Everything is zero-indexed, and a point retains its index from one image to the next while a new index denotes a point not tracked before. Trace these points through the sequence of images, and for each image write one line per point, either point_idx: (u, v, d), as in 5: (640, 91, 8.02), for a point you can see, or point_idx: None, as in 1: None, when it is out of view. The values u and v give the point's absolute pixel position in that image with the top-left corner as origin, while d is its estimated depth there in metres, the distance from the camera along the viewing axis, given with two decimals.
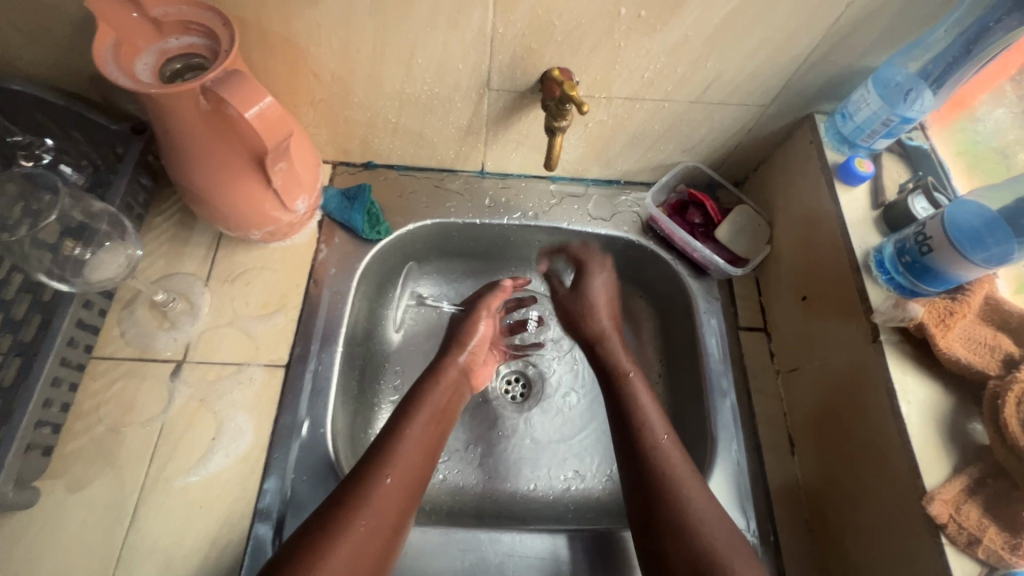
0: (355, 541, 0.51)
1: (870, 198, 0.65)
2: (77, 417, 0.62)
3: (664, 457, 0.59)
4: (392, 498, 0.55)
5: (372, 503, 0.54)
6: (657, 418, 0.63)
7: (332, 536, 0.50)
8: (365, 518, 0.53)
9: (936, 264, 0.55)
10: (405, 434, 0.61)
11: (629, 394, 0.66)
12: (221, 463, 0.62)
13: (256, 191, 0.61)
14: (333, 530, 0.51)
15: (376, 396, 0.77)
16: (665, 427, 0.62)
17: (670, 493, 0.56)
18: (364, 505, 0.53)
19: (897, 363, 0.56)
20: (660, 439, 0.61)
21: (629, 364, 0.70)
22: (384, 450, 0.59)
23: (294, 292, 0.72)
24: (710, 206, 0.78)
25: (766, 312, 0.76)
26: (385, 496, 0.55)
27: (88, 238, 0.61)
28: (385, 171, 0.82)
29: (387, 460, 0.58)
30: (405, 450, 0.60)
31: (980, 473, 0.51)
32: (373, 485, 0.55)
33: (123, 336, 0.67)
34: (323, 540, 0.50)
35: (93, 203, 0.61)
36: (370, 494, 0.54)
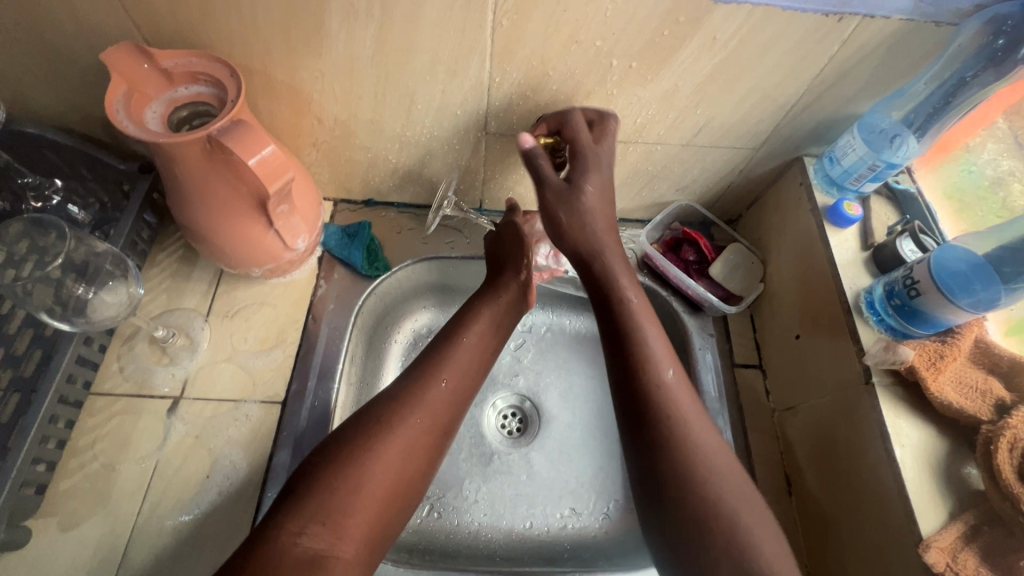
0: (405, 438, 0.53)
1: (860, 239, 0.67)
2: (72, 453, 0.63)
3: (667, 407, 0.54)
4: (445, 402, 0.57)
5: (426, 405, 0.56)
6: (661, 353, 0.58)
7: (380, 434, 0.52)
8: (417, 420, 0.55)
9: (924, 307, 0.56)
10: (462, 339, 0.63)
11: (627, 326, 0.59)
12: (215, 501, 0.62)
13: (258, 230, 0.63)
14: (380, 427, 0.53)
15: (381, 375, 0.81)
16: (668, 362, 0.57)
17: (670, 433, 0.53)
18: (414, 404, 0.55)
19: (889, 407, 0.56)
20: (664, 377, 0.56)
21: (626, 278, 0.63)
22: (439, 355, 0.61)
23: (293, 328, 0.73)
24: (704, 244, 0.79)
25: (761, 349, 0.76)
26: (438, 397, 0.57)
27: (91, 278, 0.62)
28: (385, 208, 0.84)
29: (442, 364, 0.60)
30: (461, 354, 0.62)
31: (977, 521, 0.50)
32: (429, 388, 0.57)
33: (122, 371, 0.67)
34: (373, 439, 0.52)
35: (98, 244, 0.62)
36: (424, 396, 0.56)
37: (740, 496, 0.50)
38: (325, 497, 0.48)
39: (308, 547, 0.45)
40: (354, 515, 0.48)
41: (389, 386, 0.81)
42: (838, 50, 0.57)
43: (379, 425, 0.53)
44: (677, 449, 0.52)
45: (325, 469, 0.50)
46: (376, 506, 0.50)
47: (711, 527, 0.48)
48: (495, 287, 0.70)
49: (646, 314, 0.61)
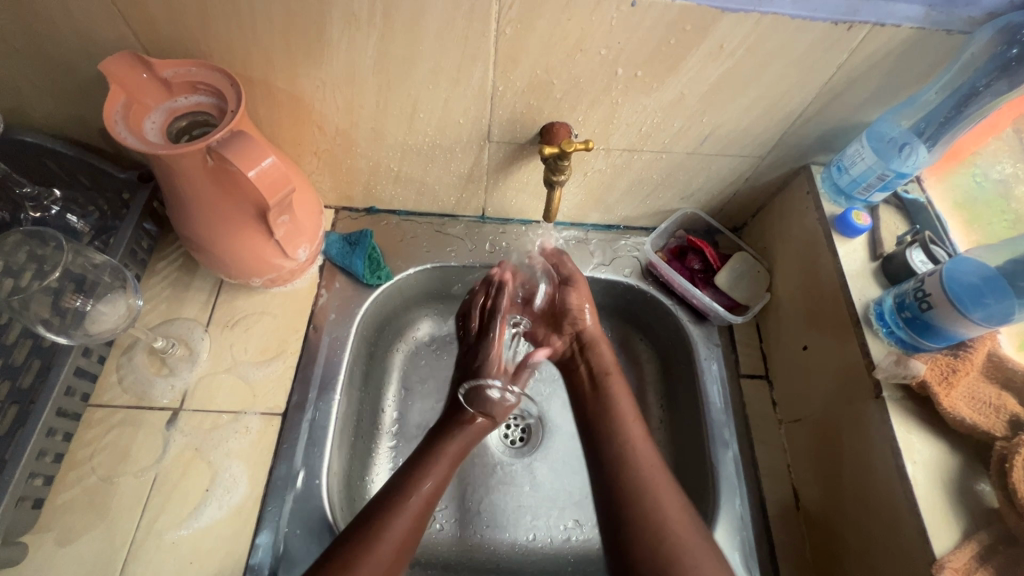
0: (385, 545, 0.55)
1: (869, 249, 0.66)
2: (71, 466, 0.62)
3: (647, 484, 0.58)
4: (423, 505, 0.60)
5: (386, 538, 0.55)
6: (639, 440, 0.63)
7: (352, 571, 0.52)
8: (380, 550, 0.54)
9: (935, 321, 0.55)
10: (435, 459, 0.64)
11: (616, 413, 0.65)
12: (214, 515, 0.61)
13: (258, 241, 0.62)
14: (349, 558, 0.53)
15: (381, 392, 0.80)
16: (652, 452, 0.62)
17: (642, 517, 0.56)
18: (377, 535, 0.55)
19: (901, 421, 0.55)
20: (642, 461, 0.61)
21: (610, 362, 0.72)
22: (421, 461, 0.63)
23: (293, 338, 0.72)
24: (709, 253, 0.78)
25: (767, 360, 0.75)
26: (403, 524, 0.57)
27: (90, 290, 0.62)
28: (387, 216, 0.83)
29: (415, 486, 0.60)
30: (432, 474, 0.62)
31: (991, 540, 0.49)
32: (411, 493, 0.60)
33: (121, 383, 0.67)
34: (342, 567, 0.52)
35: (96, 255, 0.62)
36: (410, 497, 0.59)
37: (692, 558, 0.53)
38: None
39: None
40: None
41: (389, 407, 0.80)
42: (847, 59, 0.56)
43: (357, 548, 0.54)
44: (648, 530, 0.55)
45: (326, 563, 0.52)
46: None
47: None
48: (460, 407, 0.71)
49: (625, 394, 0.68)
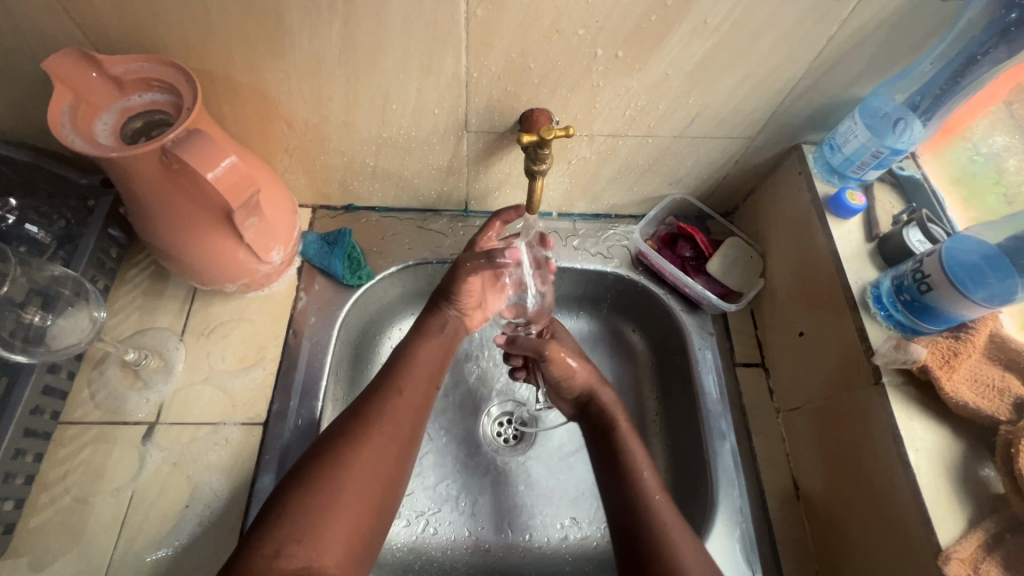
0: (372, 452, 0.52)
1: (864, 230, 0.63)
2: (42, 487, 0.59)
3: (661, 517, 0.53)
4: (412, 408, 0.56)
5: (387, 416, 0.54)
6: (643, 459, 0.59)
7: (318, 484, 0.48)
8: (382, 433, 0.53)
9: (935, 302, 0.53)
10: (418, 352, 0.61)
11: (623, 448, 0.60)
12: (194, 532, 0.59)
13: (227, 244, 0.59)
14: (356, 439, 0.52)
15: (366, 397, 0.77)
16: (659, 482, 0.57)
17: (659, 539, 0.52)
18: (380, 414, 0.54)
19: (901, 408, 0.53)
20: (652, 497, 0.55)
21: (623, 414, 0.63)
22: (394, 366, 0.59)
23: (273, 344, 0.70)
24: (700, 239, 0.76)
25: (763, 347, 0.74)
26: (400, 401, 0.56)
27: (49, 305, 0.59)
28: (366, 214, 0.80)
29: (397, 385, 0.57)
30: (409, 376, 0.59)
31: (998, 528, 0.47)
32: (389, 398, 0.56)
33: (93, 398, 0.64)
34: (345, 448, 0.51)
35: (52, 268, 0.59)
36: (387, 408, 0.55)
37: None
38: (326, 486, 0.48)
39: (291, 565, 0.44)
40: (347, 493, 0.49)
41: None
42: (837, 31, 0.53)
43: (366, 420, 0.53)
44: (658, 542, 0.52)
45: (298, 482, 0.49)
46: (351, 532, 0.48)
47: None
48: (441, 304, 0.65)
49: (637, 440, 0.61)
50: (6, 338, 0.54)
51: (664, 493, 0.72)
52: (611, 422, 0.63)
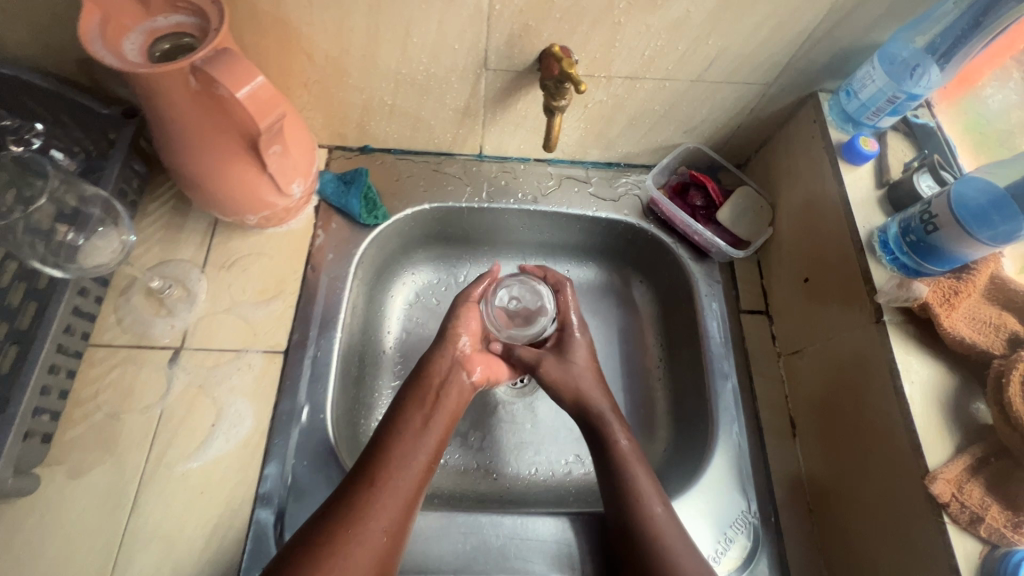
0: (362, 535, 0.51)
1: (875, 176, 0.64)
2: (76, 403, 0.62)
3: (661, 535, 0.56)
4: (397, 516, 0.54)
5: (366, 519, 0.52)
6: (648, 490, 0.59)
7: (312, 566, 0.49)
8: (364, 533, 0.52)
9: (941, 243, 0.54)
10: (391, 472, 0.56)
11: (621, 465, 0.61)
12: (222, 448, 0.62)
13: (250, 173, 0.60)
14: (337, 531, 0.51)
15: (378, 343, 0.80)
16: (660, 497, 0.59)
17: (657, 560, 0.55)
18: (360, 518, 0.52)
19: (900, 344, 0.55)
20: (654, 512, 0.58)
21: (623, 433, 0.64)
22: (379, 456, 0.57)
23: (292, 278, 0.72)
24: (711, 188, 0.77)
25: (768, 295, 0.76)
26: (384, 510, 0.53)
27: (82, 224, 0.60)
28: (382, 155, 0.81)
29: (374, 507, 0.53)
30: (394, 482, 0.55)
31: (983, 453, 0.50)
32: (371, 494, 0.54)
33: (120, 323, 0.66)
34: (325, 540, 0.50)
35: (86, 188, 0.61)
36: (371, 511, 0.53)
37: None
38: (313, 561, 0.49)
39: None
40: (342, 564, 0.49)
41: (390, 356, 0.80)
42: None
43: (343, 519, 0.52)
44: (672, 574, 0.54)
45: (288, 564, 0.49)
46: None
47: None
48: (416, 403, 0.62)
49: (638, 459, 0.62)
50: (42, 251, 0.56)
51: (665, 432, 0.76)
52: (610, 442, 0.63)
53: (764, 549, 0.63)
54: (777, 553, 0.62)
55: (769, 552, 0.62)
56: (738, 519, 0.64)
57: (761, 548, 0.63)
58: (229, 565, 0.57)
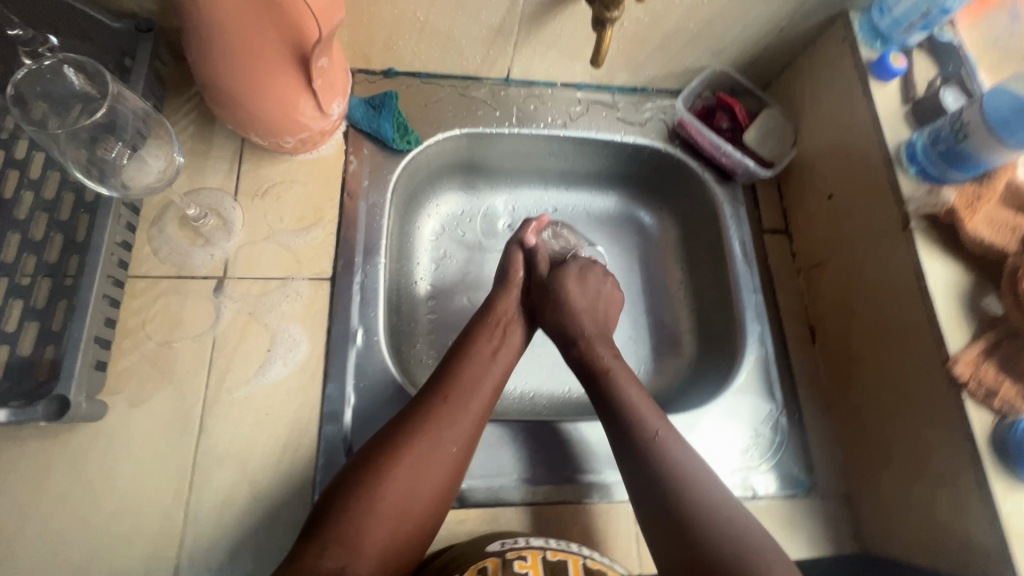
0: (416, 458, 0.53)
1: (901, 93, 0.67)
2: (124, 334, 0.61)
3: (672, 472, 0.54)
4: (456, 441, 0.56)
5: (426, 443, 0.54)
6: (649, 413, 0.59)
7: (372, 481, 0.51)
8: (422, 453, 0.54)
9: (968, 150, 0.58)
10: (450, 397, 0.58)
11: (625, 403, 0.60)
12: (281, 372, 0.62)
13: (294, 89, 0.58)
14: (396, 451, 0.53)
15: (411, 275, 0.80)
16: (665, 429, 0.58)
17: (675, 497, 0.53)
18: (420, 438, 0.54)
19: (925, 247, 0.60)
20: (663, 447, 0.56)
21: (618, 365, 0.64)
22: (444, 378, 0.60)
23: (329, 206, 0.70)
24: (738, 110, 0.79)
25: (788, 215, 0.80)
26: (445, 437, 0.55)
27: (120, 133, 0.55)
28: (407, 79, 0.78)
29: (435, 431, 0.55)
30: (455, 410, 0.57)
31: (997, 337, 0.56)
32: (435, 413, 0.56)
33: (157, 254, 0.64)
34: (386, 458, 0.53)
35: (127, 97, 0.55)
36: (435, 433, 0.55)
37: (768, 539, 0.51)
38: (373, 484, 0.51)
39: (329, 565, 0.47)
40: (393, 489, 0.51)
41: (424, 288, 0.81)
42: None
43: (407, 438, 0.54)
44: (670, 489, 0.53)
45: (348, 485, 0.51)
46: (398, 513, 0.51)
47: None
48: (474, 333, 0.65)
49: (643, 399, 0.61)
50: (83, 162, 0.52)
51: (693, 347, 0.81)
52: (611, 392, 0.62)
53: (791, 440, 0.69)
54: (801, 444, 0.69)
55: (795, 442, 0.69)
56: (768, 417, 0.70)
57: (788, 439, 0.69)
58: (303, 479, 0.59)
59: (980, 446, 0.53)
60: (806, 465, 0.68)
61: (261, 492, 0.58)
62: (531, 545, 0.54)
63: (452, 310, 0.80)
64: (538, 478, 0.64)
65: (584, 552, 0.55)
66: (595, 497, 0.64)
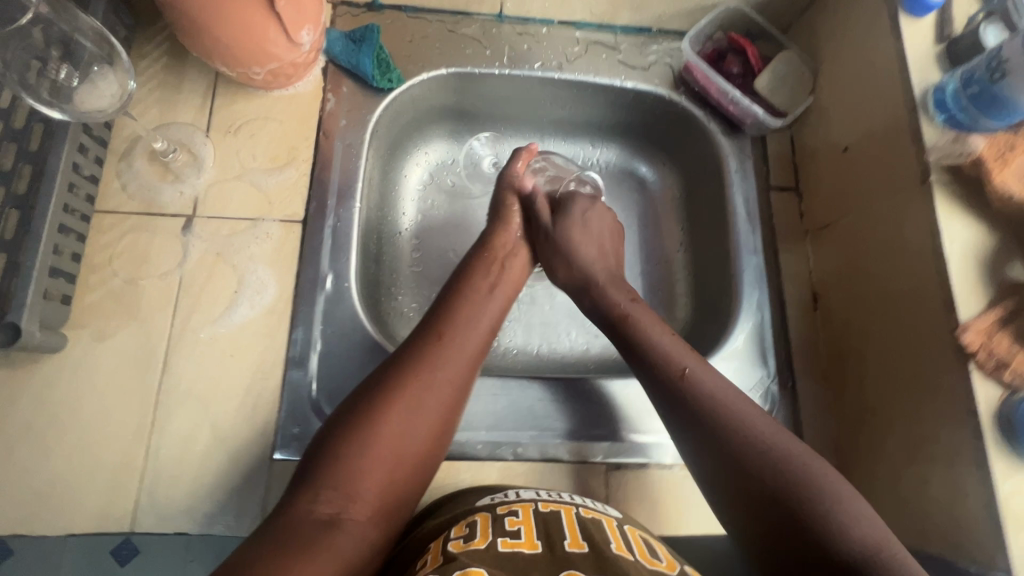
0: (415, 392, 0.48)
1: (937, 30, 0.59)
2: (91, 268, 0.60)
3: (704, 398, 0.50)
4: (456, 372, 0.51)
5: (426, 375, 0.50)
6: (678, 349, 0.54)
7: (368, 419, 0.46)
8: (422, 386, 0.49)
9: (1006, 93, 0.51)
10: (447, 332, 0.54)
11: (642, 332, 0.56)
12: (248, 314, 0.61)
13: (255, 12, 0.54)
14: (392, 386, 0.48)
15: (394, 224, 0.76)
16: (687, 355, 0.53)
17: (735, 431, 0.47)
18: (418, 371, 0.50)
19: (945, 204, 0.54)
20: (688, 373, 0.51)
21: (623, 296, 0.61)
22: (439, 316, 0.55)
23: (303, 145, 0.67)
24: (751, 53, 0.72)
25: (798, 172, 0.74)
26: (445, 369, 0.51)
27: (73, 59, 0.54)
28: (393, 13, 0.73)
29: (433, 364, 0.50)
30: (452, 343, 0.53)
31: (1015, 306, 0.50)
32: (432, 348, 0.52)
33: (125, 189, 0.63)
34: (383, 394, 0.48)
35: (79, 16, 0.53)
36: (434, 365, 0.50)
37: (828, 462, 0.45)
38: (369, 421, 0.46)
39: (321, 511, 0.41)
40: (393, 425, 0.46)
41: (406, 238, 0.77)
42: None
43: (404, 374, 0.49)
44: (705, 423, 0.48)
45: (339, 429, 0.46)
46: (399, 451, 0.46)
47: (795, 513, 0.42)
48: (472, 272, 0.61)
49: (658, 327, 0.57)
50: (30, 83, 0.51)
51: (686, 311, 0.76)
52: (626, 323, 0.58)
53: (780, 411, 0.65)
54: (792, 415, 0.65)
55: (785, 413, 0.65)
56: (757, 385, 0.66)
57: (778, 410, 0.65)
58: (266, 422, 0.58)
59: (984, 422, 0.49)
60: (795, 437, 0.64)
61: (223, 433, 0.57)
62: (522, 498, 0.50)
63: (433, 262, 0.77)
64: (508, 433, 0.61)
65: (579, 501, 0.50)
66: (566, 458, 0.61)
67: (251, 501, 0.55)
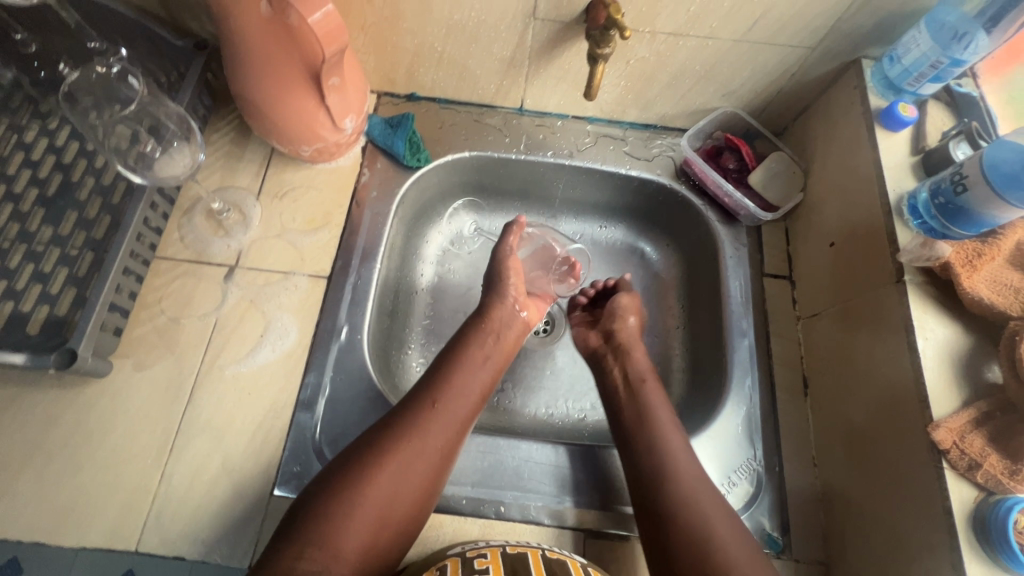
0: (403, 457, 0.53)
1: (911, 143, 0.65)
2: (143, 306, 0.69)
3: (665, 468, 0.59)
4: (443, 438, 0.56)
5: (416, 441, 0.54)
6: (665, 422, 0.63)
7: (356, 480, 0.50)
8: (410, 452, 0.53)
9: (969, 205, 0.55)
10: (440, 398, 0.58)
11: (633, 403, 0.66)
12: (268, 357, 0.68)
13: (309, 105, 0.65)
14: (382, 450, 0.53)
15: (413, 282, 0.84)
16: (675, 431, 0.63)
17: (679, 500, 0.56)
18: (407, 437, 0.54)
19: (918, 302, 0.57)
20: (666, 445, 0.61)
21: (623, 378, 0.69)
22: (434, 380, 0.59)
23: (338, 211, 0.76)
24: (745, 152, 0.79)
25: (792, 261, 0.78)
26: (433, 437, 0.55)
27: (160, 136, 0.66)
28: (428, 104, 0.85)
29: (422, 431, 0.55)
30: (443, 409, 0.57)
31: (989, 407, 0.52)
32: (423, 414, 0.56)
33: (183, 240, 0.73)
34: (373, 458, 0.52)
35: (167, 105, 0.66)
36: (423, 431, 0.55)
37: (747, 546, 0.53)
38: (357, 484, 0.50)
39: (305, 568, 0.45)
40: (377, 488, 0.51)
41: (422, 296, 0.84)
42: None
43: (394, 438, 0.54)
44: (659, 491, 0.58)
45: (329, 489, 0.50)
46: (381, 513, 0.50)
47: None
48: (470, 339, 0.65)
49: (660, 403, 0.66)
50: (124, 156, 0.63)
51: (680, 386, 0.79)
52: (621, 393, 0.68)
53: (767, 494, 0.65)
54: (778, 500, 0.65)
55: (771, 498, 0.65)
56: (743, 466, 0.66)
57: (764, 493, 0.65)
58: (271, 458, 0.63)
59: (958, 522, 0.49)
60: (782, 524, 0.64)
61: (231, 465, 0.62)
62: (490, 544, 0.54)
63: (443, 321, 0.83)
64: (491, 491, 0.64)
65: (543, 545, 0.56)
66: (545, 521, 0.63)
67: (245, 533, 0.59)
